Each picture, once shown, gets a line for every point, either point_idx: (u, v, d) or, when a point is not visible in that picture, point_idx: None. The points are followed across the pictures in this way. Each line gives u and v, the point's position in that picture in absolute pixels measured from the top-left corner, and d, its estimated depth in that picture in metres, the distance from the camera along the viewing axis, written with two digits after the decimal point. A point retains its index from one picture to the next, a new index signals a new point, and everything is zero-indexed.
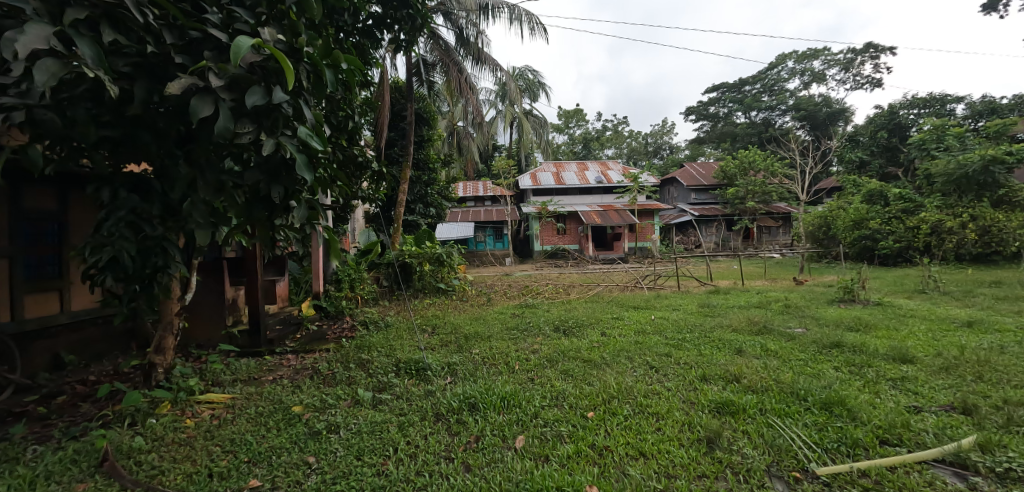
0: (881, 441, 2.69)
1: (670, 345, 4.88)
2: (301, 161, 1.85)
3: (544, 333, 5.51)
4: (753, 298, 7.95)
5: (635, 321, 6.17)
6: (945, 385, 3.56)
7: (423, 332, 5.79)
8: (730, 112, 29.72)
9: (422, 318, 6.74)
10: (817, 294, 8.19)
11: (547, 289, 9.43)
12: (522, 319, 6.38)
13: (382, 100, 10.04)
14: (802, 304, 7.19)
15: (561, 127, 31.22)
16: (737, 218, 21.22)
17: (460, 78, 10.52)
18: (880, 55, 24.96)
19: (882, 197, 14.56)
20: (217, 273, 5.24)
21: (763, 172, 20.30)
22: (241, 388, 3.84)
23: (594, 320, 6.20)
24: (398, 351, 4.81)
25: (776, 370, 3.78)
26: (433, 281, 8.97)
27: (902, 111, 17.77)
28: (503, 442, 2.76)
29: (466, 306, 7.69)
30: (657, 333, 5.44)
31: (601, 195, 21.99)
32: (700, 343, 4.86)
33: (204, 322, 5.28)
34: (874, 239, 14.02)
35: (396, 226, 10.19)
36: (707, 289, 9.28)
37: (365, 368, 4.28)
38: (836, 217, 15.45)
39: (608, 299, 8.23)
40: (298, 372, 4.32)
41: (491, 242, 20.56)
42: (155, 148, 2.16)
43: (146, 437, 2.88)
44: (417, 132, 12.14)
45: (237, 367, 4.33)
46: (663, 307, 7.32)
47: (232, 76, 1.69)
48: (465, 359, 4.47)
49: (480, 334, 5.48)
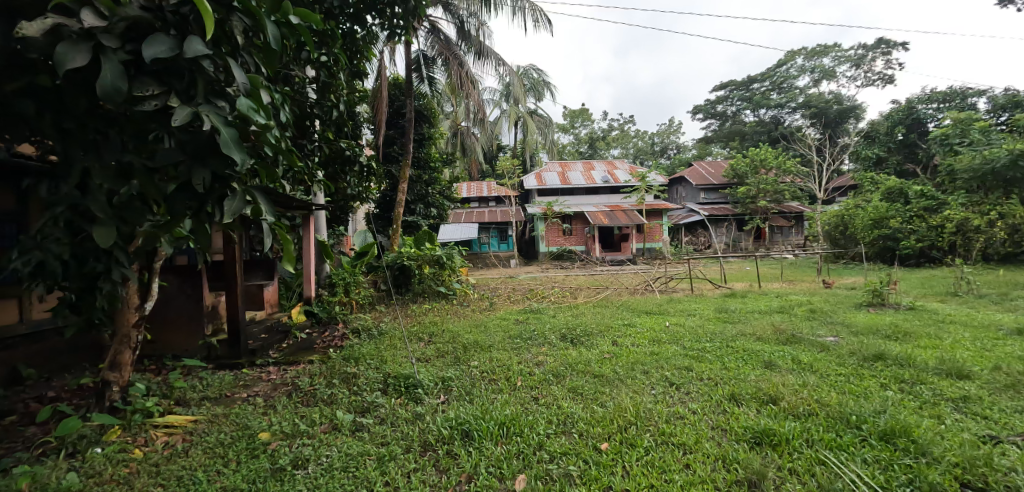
0: (961, 484, 2.20)
1: (691, 358, 4.39)
2: (229, 137, 1.43)
3: (550, 343, 5.03)
4: (773, 302, 7.43)
5: (649, 329, 5.70)
6: (1018, 406, 3.04)
7: (418, 341, 5.33)
8: (739, 110, 29.09)
9: (419, 324, 6.30)
10: (841, 298, 7.65)
11: (553, 292, 8.96)
12: (526, 326, 5.92)
13: (381, 96, 9.66)
14: (828, 309, 6.66)
15: (567, 127, 30.76)
16: (749, 218, 20.62)
17: (461, 73, 10.02)
18: (892, 50, 24.32)
19: (901, 195, 13.92)
20: (195, 278, 4.86)
21: (776, 171, 19.69)
22: (209, 409, 3.41)
23: (604, 328, 5.72)
24: (389, 363, 4.37)
25: (818, 390, 3.28)
26: (433, 285, 8.51)
27: (920, 106, 17.12)
28: (500, 483, 2.31)
29: (467, 312, 7.23)
30: (675, 343, 4.95)
31: (607, 194, 21.47)
32: (725, 356, 4.36)
33: (180, 331, 4.88)
34: (895, 239, 13.37)
35: (395, 226, 9.78)
36: (722, 292, 8.76)
37: (350, 384, 3.84)
38: (853, 216, 14.79)
39: (617, 304, 7.73)
40: (277, 389, 3.89)
41: (495, 243, 20.09)
42: (66, 130, 1.75)
43: (80, 475, 2.45)
44: (418, 131, 11.74)
45: (207, 383, 3.91)
46: (678, 312, 6.83)
47: (128, 20, 1.30)
48: (462, 373, 4.01)
49: (480, 344, 5.01)
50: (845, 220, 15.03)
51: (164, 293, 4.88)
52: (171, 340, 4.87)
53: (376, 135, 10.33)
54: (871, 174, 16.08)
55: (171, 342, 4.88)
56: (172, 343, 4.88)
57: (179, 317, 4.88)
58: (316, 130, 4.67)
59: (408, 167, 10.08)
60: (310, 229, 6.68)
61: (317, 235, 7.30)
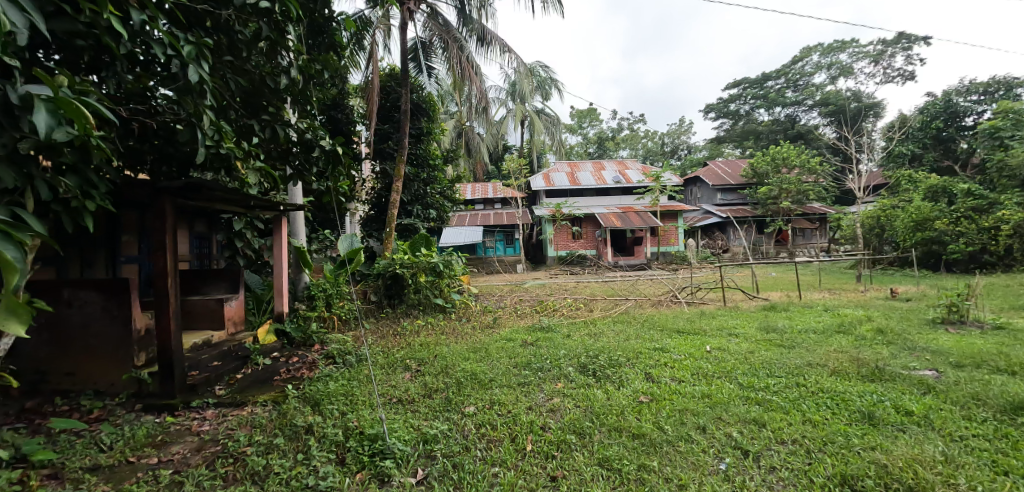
0: None
1: (761, 406, 3.31)
2: None
3: (568, 377, 3.95)
4: (826, 318, 6.32)
5: (689, 356, 4.59)
6: None
7: (404, 373, 4.30)
8: (753, 109, 27.88)
9: (409, 347, 5.26)
10: (905, 314, 6.51)
11: (566, 304, 7.91)
12: (535, 350, 4.86)
13: (373, 82, 8.71)
14: (898, 329, 5.55)
15: (574, 127, 29.73)
16: (770, 220, 19.41)
17: (461, 56, 8.99)
18: (913, 45, 23.18)
19: (946, 194, 12.62)
20: (123, 296, 3.92)
21: (799, 169, 18.52)
22: (92, 491, 2.42)
23: (633, 354, 4.62)
24: (359, 409, 3.36)
25: (978, 476, 2.26)
26: (430, 297, 7.50)
27: (958, 99, 16.01)
28: None
29: (467, 330, 6.19)
30: (728, 379, 3.86)
31: (619, 195, 20.42)
32: (804, 405, 3.30)
33: (105, 362, 3.95)
34: (942, 242, 12.15)
35: (389, 230, 8.76)
36: (759, 304, 7.67)
37: (303, 444, 2.85)
38: (892, 217, 13.54)
39: (641, 319, 6.64)
40: (201, 452, 2.88)
41: (501, 248, 19.05)
42: None
43: None
44: (415, 125, 10.74)
45: (112, 440, 2.97)
46: (718, 332, 5.70)
47: None
48: (453, 428, 2.99)
49: (478, 378, 3.95)
50: (883, 222, 13.80)
51: (86, 313, 3.95)
52: (94, 372, 3.95)
53: (368, 130, 9.34)
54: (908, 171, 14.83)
55: (94, 374, 3.96)
56: (95, 375, 3.95)
57: (103, 345, 3.94)
58: (269, 109, 3.64)
59: (402, 164, 9.09)
60: (283, 232, 5.74)
61: (293, 240, 6.32)
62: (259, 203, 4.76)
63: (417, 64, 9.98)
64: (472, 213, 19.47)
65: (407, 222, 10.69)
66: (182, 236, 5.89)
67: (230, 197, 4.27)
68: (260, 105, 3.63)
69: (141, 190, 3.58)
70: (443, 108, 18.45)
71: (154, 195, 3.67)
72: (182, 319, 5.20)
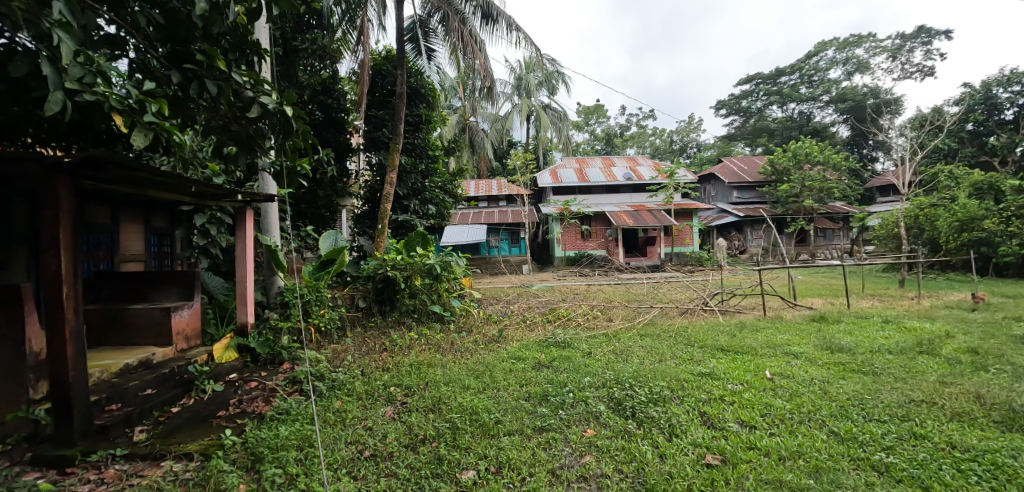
0: None
1: (883, 475, 2.33)
2: None
3: (598, 418, 3.01)
4: (894, 334, 5.29)
5: (750, 387, 3.57)
6: None
7: (385, 407, 3.36)
8: (765, 106, 26.77)
9: (395, 368, 4.29)
10: (986, 330, 5.44)
11: (581, 311, 6.94)
12: (550, 375, 3.90)
13: (365, 64, 7.74)
14: (988, 349, 4.56)
15: (580, 125, 28.65)
16: (790, 219, 18.25)
17: (463, 33, 8.10)
18: (933, 39, 22.10)
19: (992, 190, 11.58)
20: (13, 307, 2.96)
21: (821, 166, 17.45)
22: None
23: (677, 383, 3.63)
24: (312, 475, 2.42)
25: None
26: (426, 303, 6.53)
27: (997, 89, 14.87)
28: None
29: (468, 345, 5.21)
30: (816, 426, 2.87)
31: (629, 193, 19.45)
32: (946, 473, 2.32)
33: None
34: (989, 243, 11.09)
35: (382, 227, 7.75)
36: (804, 314, 6.65)
37: None
38: (931, 216, 12.40)
39: (670, 333, 5.62)
40: None
41: (504, 248, 18.13)
42: None
43: None
44: (412, 112, 9.79)
45: None
46: (772, 352, 4.66)
47: None
48: None
49: (481, 419, 2.98)
50: (920, 222, 12.65)
51: None
52: None
53: (359, 116, 8.33)
54: (946, 167, 13.77)
55: None
56: None
57: None
58: (191, 55, 2.67)
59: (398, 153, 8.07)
60: (248, 228, 4.80)
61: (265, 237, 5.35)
62: (207, 191, 3.79)
63: (415, 46, 9.09)
64: (475, 212, 18.52)
65: (403, 218, 9.68)
66: (134, 233, 5.03)
67: (163, 181, 3.31)
68: (186, 51, 2.66)
69: (28, 167, 2.67)
70: (444, 102, 17.47)
71: (44, 174, 2.75)
72: (120, 332, 4.25)
